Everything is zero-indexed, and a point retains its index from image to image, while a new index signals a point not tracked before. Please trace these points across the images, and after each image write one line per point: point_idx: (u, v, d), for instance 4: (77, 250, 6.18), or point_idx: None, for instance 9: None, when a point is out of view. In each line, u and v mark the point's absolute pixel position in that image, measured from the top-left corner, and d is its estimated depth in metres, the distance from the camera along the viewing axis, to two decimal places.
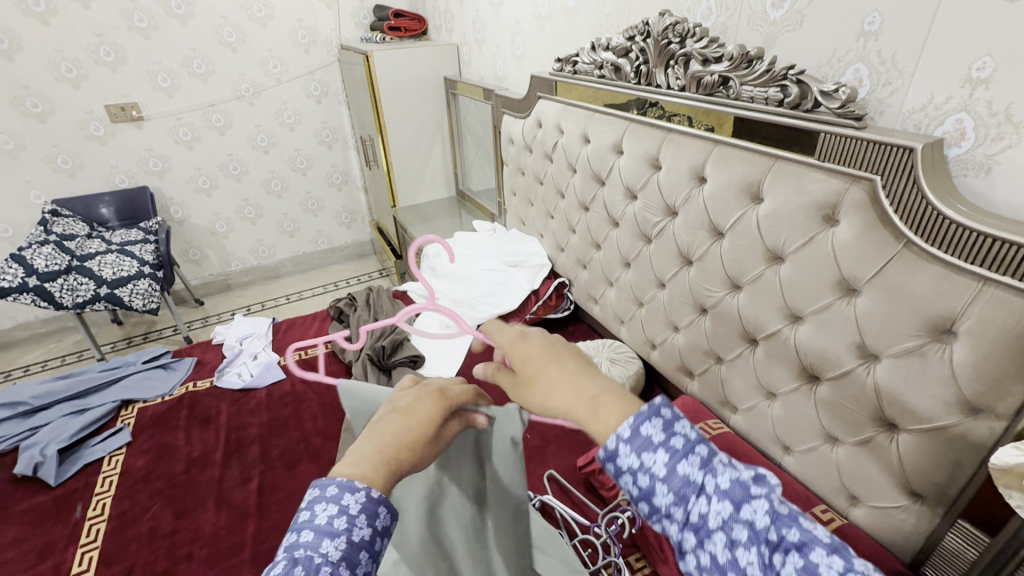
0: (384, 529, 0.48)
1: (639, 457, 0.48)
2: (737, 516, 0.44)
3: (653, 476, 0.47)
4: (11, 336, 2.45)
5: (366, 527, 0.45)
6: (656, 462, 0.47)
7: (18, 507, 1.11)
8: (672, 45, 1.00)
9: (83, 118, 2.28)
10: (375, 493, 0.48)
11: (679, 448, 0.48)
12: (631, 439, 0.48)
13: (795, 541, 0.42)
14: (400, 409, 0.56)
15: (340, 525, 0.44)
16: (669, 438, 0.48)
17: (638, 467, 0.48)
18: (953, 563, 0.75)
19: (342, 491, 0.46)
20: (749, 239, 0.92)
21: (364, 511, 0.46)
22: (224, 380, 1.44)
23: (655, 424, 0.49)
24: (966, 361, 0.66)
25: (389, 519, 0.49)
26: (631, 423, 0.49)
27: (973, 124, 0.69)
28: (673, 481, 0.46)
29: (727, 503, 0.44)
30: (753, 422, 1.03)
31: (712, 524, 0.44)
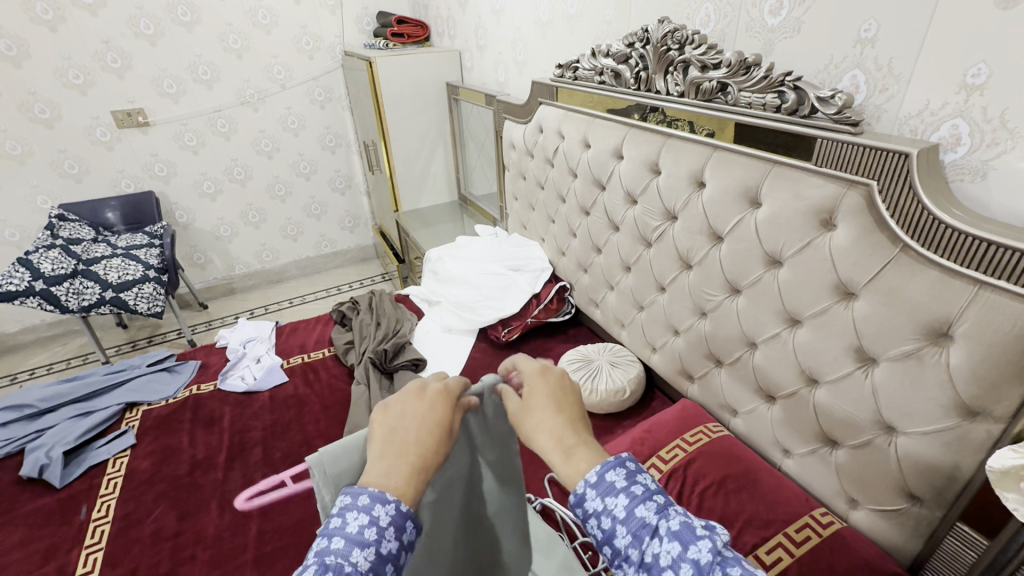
0: (409, 543, 0.52)
1: (603, 500, 0.53)
2: (685, 554, 0.47)
3: (614, 518, 0.51)
4: (17, 339, 2.47)
5: (393, 540, 0.49)
6: (617, 505, 0.52)
7: (24, 509, 1.12)
8: (672, 51, 1.01)
9: (90, 124, 2.30)
10: (404, 506, 0.51)
11: (638, 494, 0.52)
12: (596, 483, 0.53)
13: None
14: (412, 415, 0.58)
15: (371, 535, 0.48)
16: (630, 485, 0.53)
17: (601, 510, 0.52)
18: (953, 566, 0.75)
19: (373, 502, 0.50)
20: (748, 243, 0.93)
21: (393, 524, 0.50)
22: (228, 382, 1.46)
23: (619, 472, 0.54)
24: (962, 365, 0.66)
25: (414, 532, 0.52)
26: (597, 470, 0.54)
27: (969, 129, 0.70)
28: (630, 522, 0.51)
29: (676, 543, 0.48)
30: (753, 425, 1.04)
31: (663, 564, 0.48)
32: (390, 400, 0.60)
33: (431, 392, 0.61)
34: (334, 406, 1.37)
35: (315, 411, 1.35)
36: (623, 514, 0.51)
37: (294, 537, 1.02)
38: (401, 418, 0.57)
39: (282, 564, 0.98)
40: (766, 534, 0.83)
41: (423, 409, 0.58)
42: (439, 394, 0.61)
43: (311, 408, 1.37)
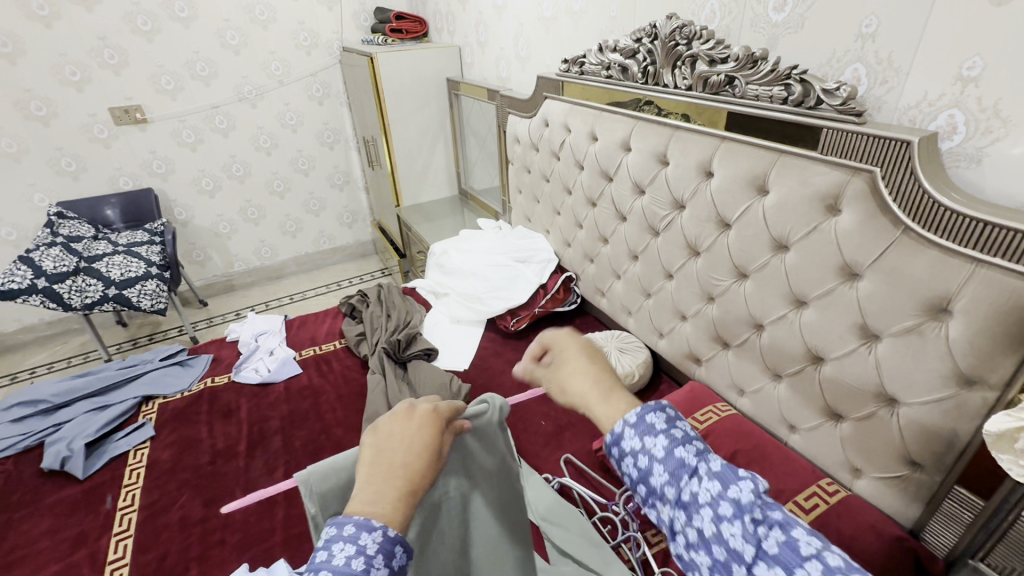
0: (400, 568, 0.50)
1: (642, 440, 0.57)
2: (725, 493, 0.49)
3: (652, 456, 0.55)
4: (16, 339, 2.45)
5: (382, 569, 0.47)
6: (656, 444, 0.56)
7: (48, 500, 1.14)
8: (680, 46, 1.05)
9: (87, 121, 2.29)
10: (392, 532, 0.49)
11: (679, 436, 0.56)
12: (635, 423, 0.58)
13: (777, 520, 0.47)
14: (398, 436, 0.55)
15: (358, 567, 0.46)
16: (670, 428, 0.57)
17: (639, 448, 0.57)
18: (951, 526, 0.81)
19: (358, 531, 0.48)
20: (756, 229, 0.97)
21: (381, 552, 0.47)
22: (242, 375, 1.48)
23: (659, 416, 0.58)
24: (961, 337, 0.72)
25: (405, 557, 0.50)
26: (637, 412, 0.60)
27: (965, 119, 0.75)
28: (669, 462, 0.54)
29: (716, 482, 0.51)
30: (760, 404, 1.09)
31: (701, 500, 0.51)
32: (378, 422, 0.57)
33: (420, 412, 0.58)
34: (349, 396, 1.39)
35: (330, 400, 1.38)
36: (661, 453, 0.55)
37: None
38: (390, 438, 0.54)
39: (311, 545, 1.01)
40: None
41: (411, 431, 0.55)
42: (427, 415, 0.58)
43: (327, 397, 1.39)
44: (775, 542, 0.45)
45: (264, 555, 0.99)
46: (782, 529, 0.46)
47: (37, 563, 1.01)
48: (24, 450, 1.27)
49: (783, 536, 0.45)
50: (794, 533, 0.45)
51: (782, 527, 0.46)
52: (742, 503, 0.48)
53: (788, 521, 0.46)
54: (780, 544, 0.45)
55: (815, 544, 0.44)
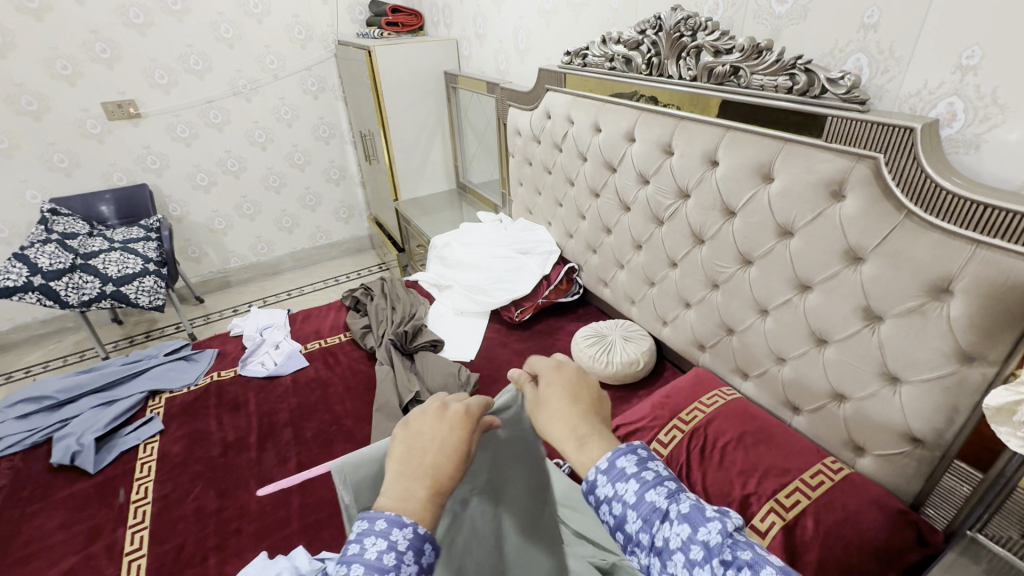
0: (429, 566, 0.49)
1: (614, 486, 0.58)
2: (694, 536, 0.52)
3: (625, 503, 0.57)
4: (9, 338, 2.42)
5: (412, 565, 0.47)
6: (627, 489, 0.58)
7: (60, 495, 1.14)
8: (684, 37, 1.07)
9: (80, 116, 2.26)
10: (422, 530, 0.49)
11: (649, 479, 0.58)
12: (606, 470, 0.59)
13: (745, 559, 0.49)
14: (428, 435, 0.55)
15: (389, 561, 0.46)
16: (641, 471, 0.59)
17: (612, 495, 0.58)
18: (950, 499, 0.85)
19: (390, 526, 0.48)
20: (761, 216, 1.00)
21: (411, 548, 0.48)
22: (249, 369, 1.48)
23: (629, 459, 0.60)
24: (961, 315, 0.75)
25: (433, 556, 0.50)
26: (608, 457, 0.60)
27: (963, 106, 0.78)
28: (641, 506, 0.56)
29: (686, 525, 0.53)
30: (764, 387, 1.12)
31: (673, 545, 0.53)
32: (412, 417, 0.58)
33: (452, 412, 0.57)
34: (357, 387, 1.41)
35: (339, 392, 1.39)
36: (632, 499, 0.57)
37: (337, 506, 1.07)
38: (420, 436, 0.55)
39: (329, 532, 1.03)
40: (785, 480, 0.92)
41: (442, 432, 0.55)
42: (459, 415, 0.57)
43: (335, 389, 1.40)
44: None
45: (282, 543, 1.01)
46: (750, 569, 0.48)
47: (53, 556, 1.01)
48: (31, 446, 1.26)
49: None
50: (761, 573, 0.47)
51: (749, 567, 0.48)
52: (710, 544, 0.51)
53: (755, 561, 0.48)
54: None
55: None
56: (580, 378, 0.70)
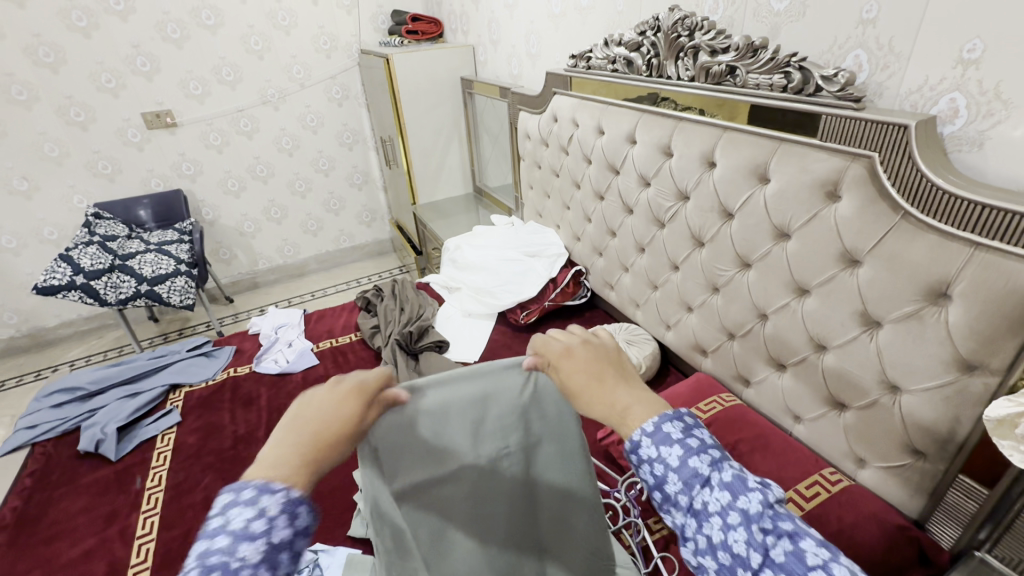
0: (307, 528, 0.48)
1: (658, 449, 0.55)
2: (735, 504, 0.50)
3: (667, 466, 0.54)
4: (56, 333, 2.59)
5: (284, 528, 0.46)
6: (671, 454, 0.54)
7: (84, 480, 1.21)
8: (682, 38, 1.06)
9: (122, 126, 2.40)
10: (295, 493, 0.48)
11: (694, 446, 0.54)
12: (652, 433, 0.56)
13: (788, 530, 0.48)
14: (315, 405, 0.56)
15: (257, 529, 0.45)
16: (686, 437, 0.55)
17: (655, 457, 0.55)
18: (956, 516, 0.80)
19: (258, 493, 0.46)
20: (757, 218, 0.98)
21: (284, 512, 0.46)
22: (263, 365, 1.54)
23: (676, 424, 0.56)
24: (959, 321, 0.71)
25: (313, 517, 0.49)
26: (654, 421, 0.57)
27: (966, 102, 0.74)
28: (683, 472, 0.53)
29: (727, 493, 0.51)
30: (765, 394, 1.09)
31: (711, 510, 0.51)
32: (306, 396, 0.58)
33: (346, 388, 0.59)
34: None
35: None
36: (676, 464, 0.53)
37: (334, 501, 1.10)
38: (307, 409, 0.55)
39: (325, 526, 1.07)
40: None
41: (333, 404, 0.56)
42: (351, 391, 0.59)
43: None
44: (783, 552, 0.47)
45: None
46: (791, 540, 0.48)
47: (74, 536, 1.08)
48: (62, 433, 1.35)
49: (792, 546, 0.47)
50: (803, 544, 0.47)
51: (791, 537, 0.48)
52: (751, 513, 0.49)
53: (796, 532, 0.48)
54: (788, 554, 0.47)
55: (825, 555, 0.46)
56: (595, 355, 0.65)
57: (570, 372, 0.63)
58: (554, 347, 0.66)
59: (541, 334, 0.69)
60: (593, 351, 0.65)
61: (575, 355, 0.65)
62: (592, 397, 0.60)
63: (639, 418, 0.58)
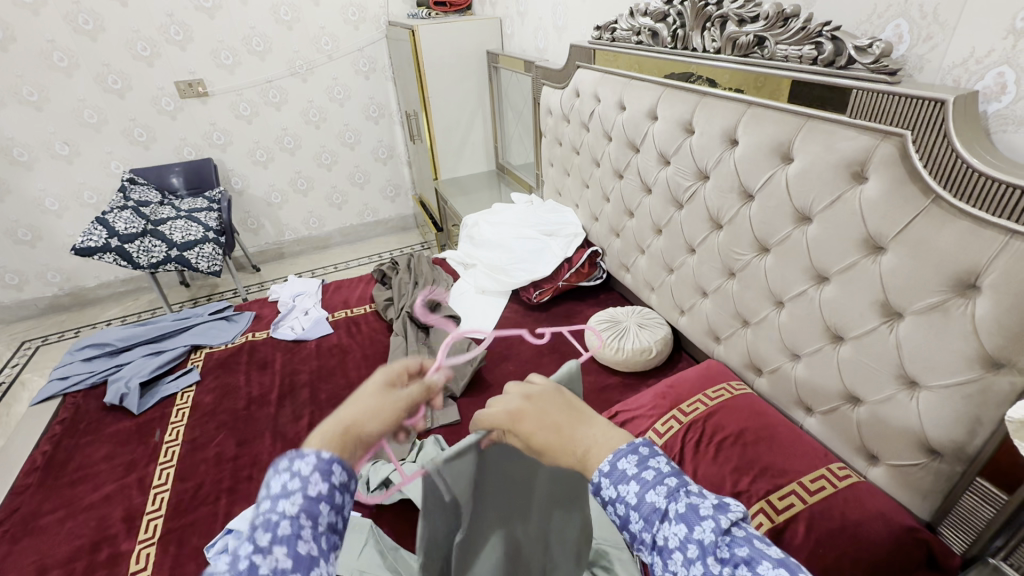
0: (343, 484, 0.52)
1: (616, 488, 0.51)
2: (690, 535, 0.46)
3: (626, 504, 0.50)
4: (96, 293, 2.73)
5: (319, 483, 0.49)
6: (629, 491, 0.51)
7: (108, 429, 1.28)
8: (709, 6, 1.00)
9: (156, 94, 2.46)
10: (326, 454, 0.51)
11: (649, 480, 0.51)
12: (606, 471, 0.53)
13: (744, 557, 0.44)
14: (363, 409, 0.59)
15: (294, 486, 0.48)
16: (641, 471, 0.51)
17: (615, 497, 0.52)
18: (970, 523, 0.76)
19: (291, 459, 0.51)
20: (778, 200, 0.93)
21: (317, 470, 0.50)
22: (280, 331, 1.58)
23: (630, 459, 0.53)
24: (988, 315, 0.66)
25: (347, 473, 0.52)
26: (609, 459, 0.54)
27: (1015, 77, 0.67)
28: (641, 507, 0.50)
29: (682, 525, 0.47)
30: (777, 384, 1.05)
31: (671, 546, 0.47)
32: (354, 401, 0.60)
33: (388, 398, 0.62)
34: (373, 355, 1.47)
35: (356, 358, 1.46)
36: (632, 500, 0.50)
37: None
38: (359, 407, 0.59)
39: None
40: (781, 481, 0.85)
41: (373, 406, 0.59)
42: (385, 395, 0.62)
43: (353, 356, 1.47)
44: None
45: None
46: (749, 567, 0.43)
47: (96, 481, 1.15)
48: (91, 386, 1.42)
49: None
50: (759, 569, 0.42)
51: (748, 565, 0.43)
52: (707, 544, 0.45)
53: (753, 557, 0.43)
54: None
55: None
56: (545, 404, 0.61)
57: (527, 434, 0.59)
58: (500, 417, 0.62)
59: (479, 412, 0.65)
60: (540, 404, 0.62)
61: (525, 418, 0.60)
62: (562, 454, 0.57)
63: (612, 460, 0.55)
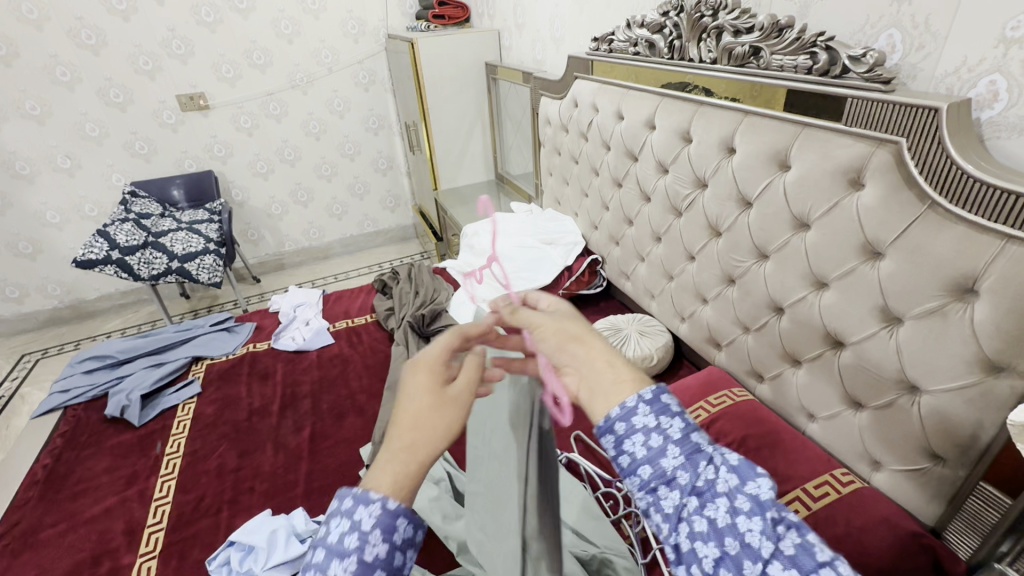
0: (404, 542, 0.49)
1: (657, 418, 0.49)
2: (744, 487, 0.45)
3: (668, 436, 0.48)
4: (96, 306, 2.72)
5: (379, 543, 0.48)
6: (672, 425, 0.49)
7: (109, 442, 1.28)
8: (705, 18, 1.02)
9: (158, 107, 2.48)
10: (391, 505, 0.49)
11: (692, 423, 0.50)
12: (651, 399, 0.50)
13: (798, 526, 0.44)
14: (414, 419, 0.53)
15: (351, 544, 0.47)
16: (683, 413, 0.50)
17: (653, 426, 0.49)
18: (976, 528, 0.75)
19: (355, 505, 0.49)
20: (776, 208, 0.94)
21: (377, 527, 0.48)
22: (281, 342, 1.58)
23: (673, 397, 0.51)
24: (986, 320, 0.67)
25: (411, 528, 0.50)
26: (652, 388, 0.51)
27: (1006, 85, 0.69)
28: (685, 444, 0.48)
29: (736, 475, 0.46)
30: (779, 390, 1.05)
31: (719, 489, 0.45)
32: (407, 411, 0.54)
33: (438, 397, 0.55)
34: (375, 365, 1.47)
35: (358, 368, 1.46)
36: (678, 433, 0.48)
37: (341, 476, 1.13)
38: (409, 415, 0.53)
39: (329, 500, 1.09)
40: (784, 488, 0.85)
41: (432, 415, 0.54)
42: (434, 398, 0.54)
43: (354, 366, 1.47)
44: (793, 543, 0.41)
45: (287, 504, 1.08)
46: (803, 537, 0.43)
47: (97, 494, 1.14)
48: (91, 399, 1.42)
49: (805, 542, 0.42)
50: (815, 541, 0.43)
51: (796, 531, 0.43)
52: (763, 499, 0.44)
53: (802, 526, 0.44)
54: (799, 546, 0.41)
55: None
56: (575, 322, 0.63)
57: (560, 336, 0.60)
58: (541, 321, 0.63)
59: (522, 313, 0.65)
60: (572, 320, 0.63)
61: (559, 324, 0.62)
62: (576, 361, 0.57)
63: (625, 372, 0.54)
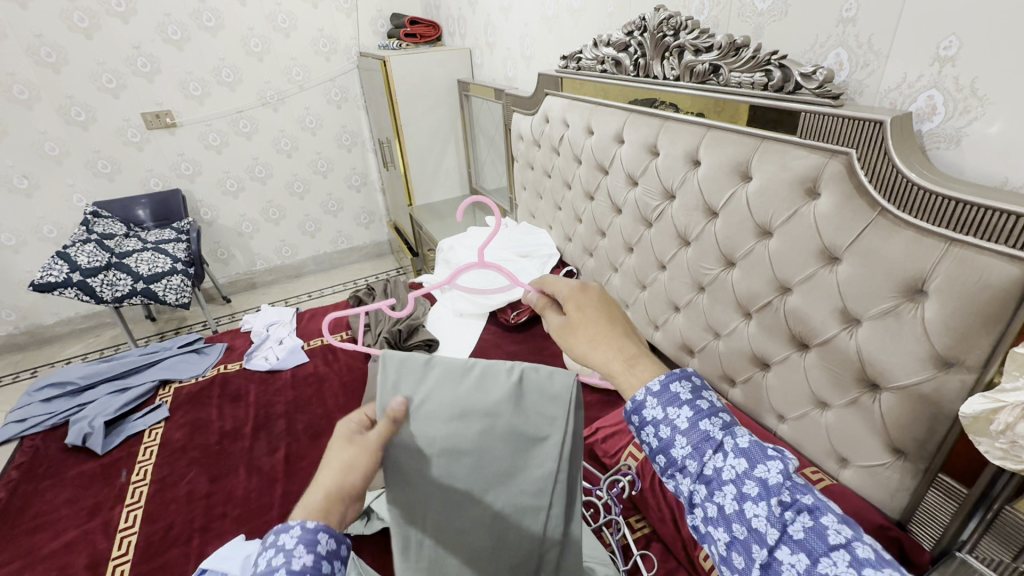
0: (331, 552, 0.53)
1: (665, 410, 0.60)
2: (752, 472, 0.54)
3: (675, 428, 0.58)
4: (54, 331, 2.61)
5: (303, 555, 0.51)
6: (679, 415, 0.59)
7: (70, 472, 1.22)
8: (667, 37, 1.07)
9: (122, 126, 2.43)
10: (310, 524, 0.53)
11: (703, 409, 0.59)
12: (659, 391, 0.61)
13: (808, 505, 0.51)
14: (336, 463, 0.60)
15: (277, 562, 0.50)
16: (695, 399, 0.59)
17: (661, 418, 0.60)
18: (937, 518, 0.79)
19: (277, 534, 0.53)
20: (740, 216, 0.98)
21: (301, 542, 0.52)
22: (253, 362, 1.55)
23: (684, 386, 0.61)
24: (936, 319, 0.71)
25: (334, 541, 0.54)
26: (662, 380, 0.62)
27: (943, 99, 0.74)
28: (692, 434, 0.58)
29: (743, 460, 0.55)
30: (750, 394, 1.08)
31: (725, 477, 0.55)
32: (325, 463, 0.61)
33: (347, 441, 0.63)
34: (352, 382, 1.45)
35: (334, 387, 1.44)
36: (684, 425, 0.58)
37: None
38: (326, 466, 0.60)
39: None
40: None
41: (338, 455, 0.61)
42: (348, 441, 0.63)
43: (329, 384, 1.45)
44: (802, 528, 0.50)
45: (262, 528, 1.05)
46: (812, 515, 0.51)
47: (57, 528, 1.09)
48: (51, 428, 1.36)
49: (812, 522, 0.50)
50: (823, 519, 0.50)
51: (810, 513, 0.51)
52: (770, 484, 0.53)
53: (817, 507, 0.51)
54: (808, 530, 0.50)
55: (843, 531, 0.49)
56: (612, 311, 0.74)
57: (582, 317, 0.74)
58: (577, 301, 0.76)
59: (571, 292, 0.77)
60: (610, 311, 0.74)
61: (590, 311, 0.74)
62: (597, 345, 0.70)
63: (609, 356, 0.68)
